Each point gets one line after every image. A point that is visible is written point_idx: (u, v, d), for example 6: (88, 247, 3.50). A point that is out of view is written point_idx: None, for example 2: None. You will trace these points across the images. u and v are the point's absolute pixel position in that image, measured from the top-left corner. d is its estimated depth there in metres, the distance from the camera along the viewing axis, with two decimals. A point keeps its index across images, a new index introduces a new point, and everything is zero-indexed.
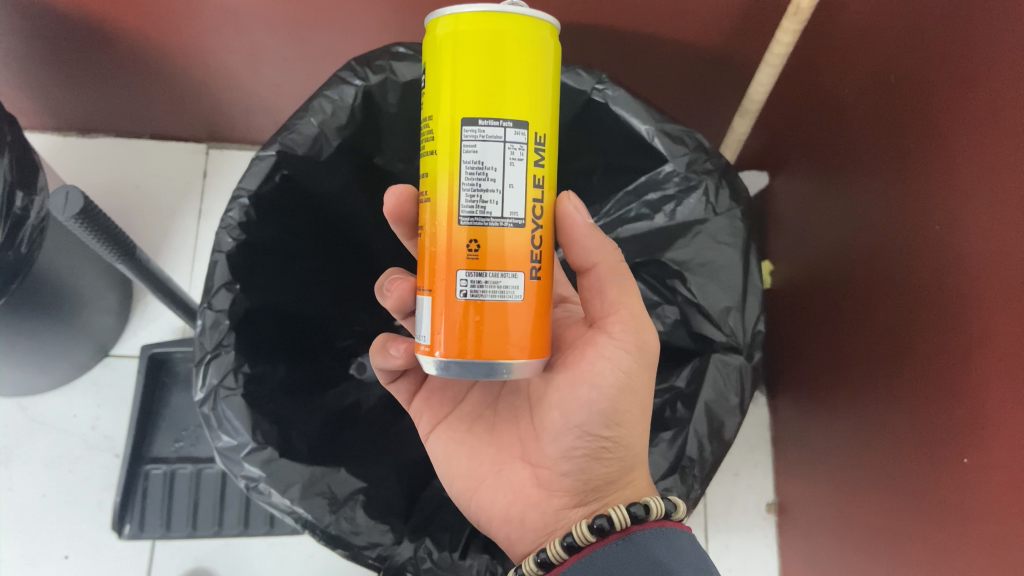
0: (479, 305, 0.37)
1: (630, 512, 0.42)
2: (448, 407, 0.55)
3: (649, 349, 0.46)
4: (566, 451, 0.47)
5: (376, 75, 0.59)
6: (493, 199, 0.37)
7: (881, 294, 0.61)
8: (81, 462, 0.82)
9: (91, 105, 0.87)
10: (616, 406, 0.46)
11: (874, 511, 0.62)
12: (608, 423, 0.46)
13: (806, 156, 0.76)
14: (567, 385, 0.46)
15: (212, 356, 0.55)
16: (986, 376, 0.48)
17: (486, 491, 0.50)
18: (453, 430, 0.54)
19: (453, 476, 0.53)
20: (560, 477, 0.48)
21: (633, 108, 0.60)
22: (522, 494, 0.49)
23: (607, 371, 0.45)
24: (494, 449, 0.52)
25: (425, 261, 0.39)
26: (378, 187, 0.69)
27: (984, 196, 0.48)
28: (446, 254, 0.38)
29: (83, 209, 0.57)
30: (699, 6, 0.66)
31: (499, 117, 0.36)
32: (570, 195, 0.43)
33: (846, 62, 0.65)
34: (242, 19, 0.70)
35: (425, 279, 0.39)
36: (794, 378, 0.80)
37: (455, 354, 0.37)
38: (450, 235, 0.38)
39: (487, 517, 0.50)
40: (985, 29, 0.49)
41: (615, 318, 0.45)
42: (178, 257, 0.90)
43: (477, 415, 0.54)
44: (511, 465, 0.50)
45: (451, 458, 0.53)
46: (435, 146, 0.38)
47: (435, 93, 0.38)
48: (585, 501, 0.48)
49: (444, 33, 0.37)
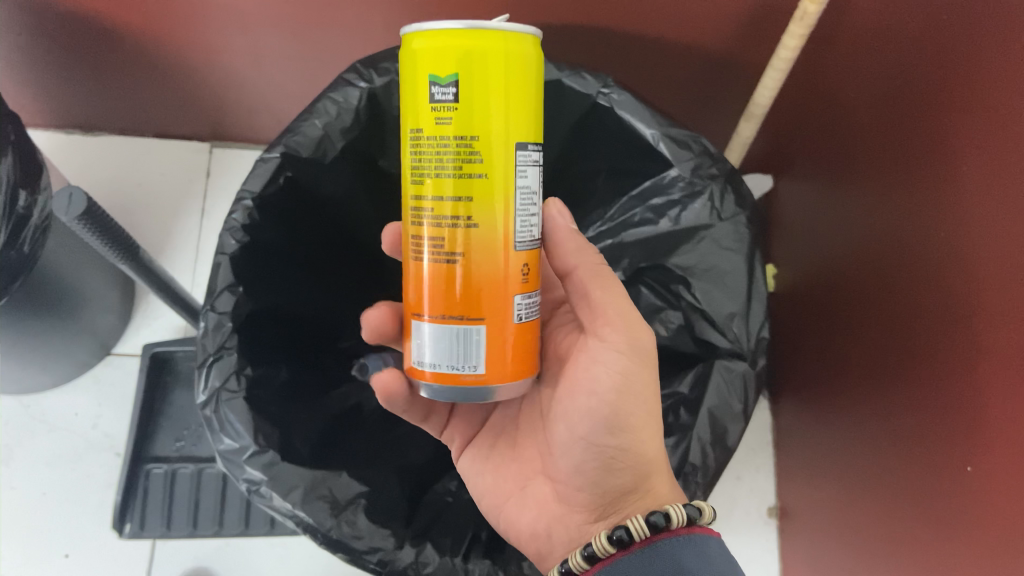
0: (471, 333, 0.39)
1: (648, 522, 0.42)
2: (475, 427, 0.57)
3: (643, 348, 0.47)
4: (578, 464, 0.48)
5: (380, 77, 0.59)
6: (535, 222, 0.41)
7: (886, 299, 0.61)
8: (82, 461, 0.82)
9: (95, 104, 0.87)
10: (617, 411, 0.46)
11: (876, 519, 0.62)
12: (612, 431, 0.46)
13: (811, 160, 0.75)
14: (569, 396, 0.48)
15: (215, 358, 0.55)
16: (991, 386, 0.48)
17: (513, 508, 0.52)
18: (480, 447, 0.56)
19: (482, 492, 0.55)
20: (577, 491, 0.48)
21: (638, 112, 0.59)
22: (546, 509, 0.50)
23: (603, 376, 0.46)
24: (517, 466, 0.53)
25: (414, 283, 0.41)
26: (382, 188, 0.69)
27: (990, 204, 0.48)
28: (438, 281, 0.39)
29: (86, 210, 0.57)
30: (704, 9, 0.66)
31: (536, 141, 0.40)
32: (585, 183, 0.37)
33: (852, 68, 0.65)
34: (246, 19, 0.70)
35: (414, 302, 0.41)
36: (797, 383, 0.80)
37: (445, 379, 0.40)
38: (446, 263, 0.39)
39: (516, 533, 0.52)
40: (992, 35, 0.49)
41: (604, 321, 0.46)
42: (181, 256, 0.90)
43: (498, 432, 0.56)
44: (534, 481, 0.52)
45: (477, 476, 0.55)
46: (485, 169, 0.38)
47: (473, 112, 0.37)
48: (604, 514, 0.48)
49: (479, 49, 0.36)
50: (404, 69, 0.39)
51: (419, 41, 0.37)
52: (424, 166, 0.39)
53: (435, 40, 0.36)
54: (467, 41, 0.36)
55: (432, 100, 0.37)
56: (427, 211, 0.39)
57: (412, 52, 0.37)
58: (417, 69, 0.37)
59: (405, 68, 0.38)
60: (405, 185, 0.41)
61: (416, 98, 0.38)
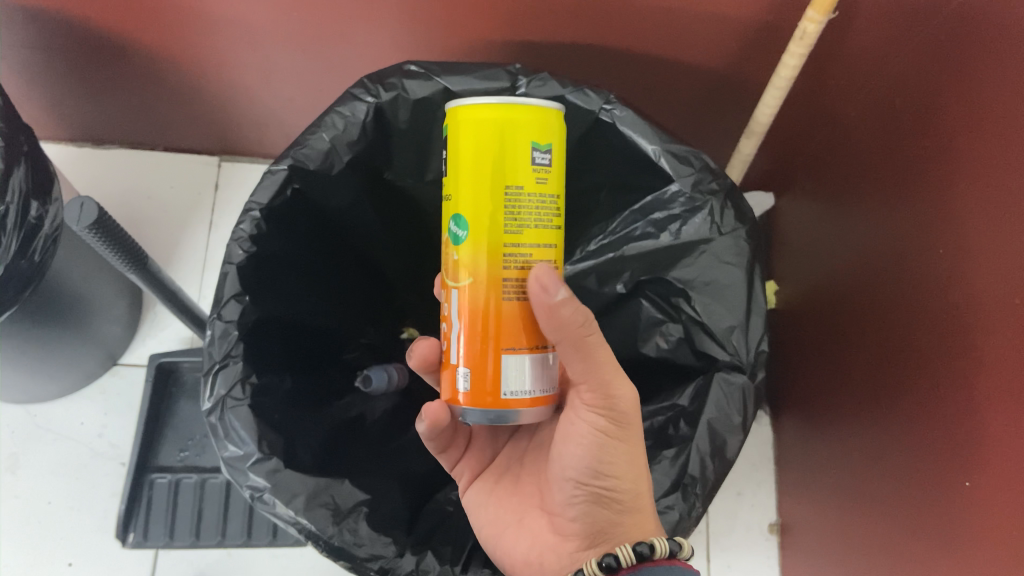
0: (510, 361, 0.42)
1: (635, 551, 0.45)
2: (485, 463, 0.57)
3: (624, 408, 0.46)
4: (569, 499, 0.49)
5: (388, 92, 0.60)
6: None
7: (885, 313, 0.61)
8: (87, 470, 0.83)
9: (107, 116, 0.88)
10: (602, 458, 0.47)
11: (876, 535, 0.62)
12: (597, 473, 0.47)
13: (811, 177, 0.76)
14: (560, 440, 0.49)
15: (221, 366, 0.55)
16: (989, 402, 0.48)
17: (510, 536, 0.52)
18: (485, 483, 0.56)
19: (481, 523, 0.55)
20: (569, 522, 0.49)
21: (640, 128, 0.61)
22: (540, 539, 0.51)
23: (584, 431, 0.47)
24: (517, 498, 0.54)
25: (481, 321, 0.42)
26: (387, 202, 0.70)
27: (991, 222, 0.49)
28: (510, 316, 0.42)
29: (97, 220, 0.58)
30: (705, 28, 0.67)
31: None
32: (542, 269, 0.41)
33: (851, 87, 0.67)
34: (256, 35, 0.71)
35: (454, 337, 0.43)
36: (798, 398, 0.80)
37: (490, 402, 0.42)
38: (493, 299, 0.42)
39: (510, 560, 0.52)
40: (988, 55, 0.50)
41: (586, 385, 0.46)
42: (189, 267, 0.92)
43: (503, 470, 0.56)
44: (530, 513, 0.53)
45: (480, 508, 0.55)
46: (559, 222, 0.44)
47: (557, 176, 0.43)
48: (595, 543, 0.49)
49: (557, 125, 0.42)
50: (483, 134, 0.40)
51: (519, 112, 0.40)
52: (523, 221, 0.42)
53: (534, 111, 0.41)
54: (556, 115, 0.42)
55: (534, 163, 0.41)
56: (524, 259, 0.42)
57: (507, 119, 0.40)
58: (516, 135, 0.40)
59: (493, 132, 0.40)
60: (491, 239, 0.41)
61: (514, 162, 0.41)
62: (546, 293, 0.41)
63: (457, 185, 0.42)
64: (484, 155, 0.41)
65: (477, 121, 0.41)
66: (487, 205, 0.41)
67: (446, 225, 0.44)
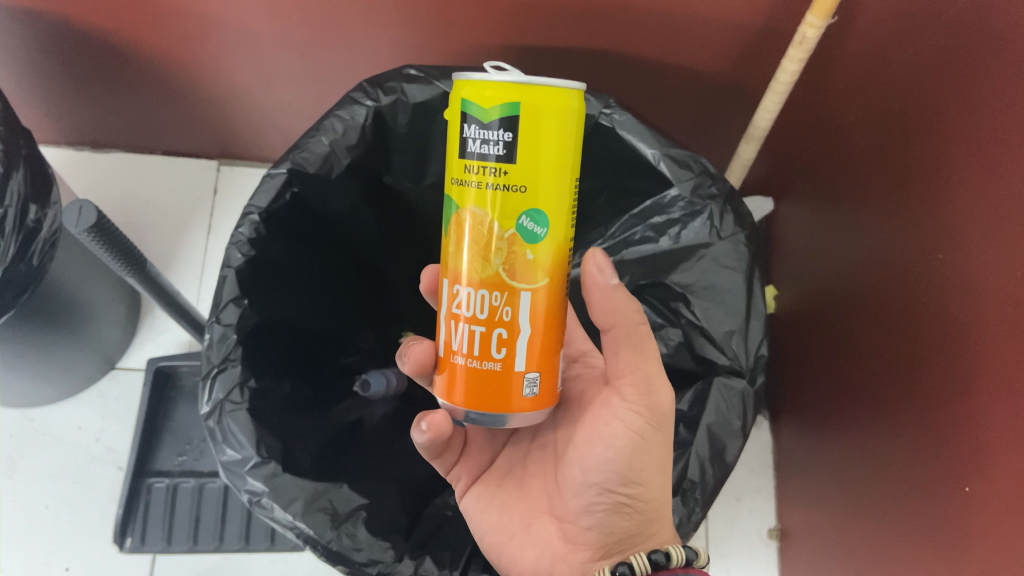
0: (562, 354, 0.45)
1: (650, 559, 0.46)
2: (483, 467, 0.56)
3: (663, 408, 0.47)
4: (587, 506, 0.49)
5: (387, 96, 0.60)
6: None
7: (884, 318, 0.61)
8: (84, 474, 0.82)
9: (107, 120, 0.88)
10: (631, 465, 0.47)
11: (875, 541, 0.62)
12: (625, 480, 0.47)
13: (811, 182, 0.76)
14: (586, 443, 0.49)
15: (219, 370, 0.55)
16: (989, 407, 0.48)
17: (517, 545, 0.52)
18: (485, 486, 0.55)
19: (485, 531, 0.54)
20: (584, 530, 0.49)
21: (639, 132, 0.61)
22: (550, 547, 0.51)
23: (620, 433, 0.47)
24: (522, 503, 0.53)
25: (549, 323, 0.42)
26: (386, 205, 0.70)
27: (992, 227, 0.49)
28: (563, 311, 0.44)
29: (96, 223, 0.58)
30: (705, 33, 0.67)
31: None
32: (599, 254, 0.44)
33: (851, 93, 0.67)
34: (257, 40, 0.71)
35: (523, 347, 0.41)
36: (797, 403, 0.80)
37: (552, 399, 0.44)
38: (557, 297, 0.43)
39: (518, 571, 0.52)
40: (987, 61, 0.50)
41: (628, 379, 0.47)
42: (187, 272, 0.91)
43: (505, 475, 0.55)
44: (538, 520, 0.52)
45: (483, 514, 0.54)
46: None
47: None
48: (609, 553, 0.49)
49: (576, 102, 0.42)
50: (561, 127, 0.38)
51: (578, 102, 0.39)
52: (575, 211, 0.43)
53: (582, 97, 0.40)
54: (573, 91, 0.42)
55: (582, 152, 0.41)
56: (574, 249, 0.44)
57: (574, 111, 0.39)
58: (577, 126, 0.40)
59: (565, 128, 0.39)
60: (563, 235, 0.41)
61: (577, 154, 0.40)
62: (603, 275, 0.45)
63: (539, 179, 0.39)
64: (554, 153, 0.39)
65: (562, 114, 0.38)
66: (565, 200, 0.41)
67: (514, 219, 0.39)
